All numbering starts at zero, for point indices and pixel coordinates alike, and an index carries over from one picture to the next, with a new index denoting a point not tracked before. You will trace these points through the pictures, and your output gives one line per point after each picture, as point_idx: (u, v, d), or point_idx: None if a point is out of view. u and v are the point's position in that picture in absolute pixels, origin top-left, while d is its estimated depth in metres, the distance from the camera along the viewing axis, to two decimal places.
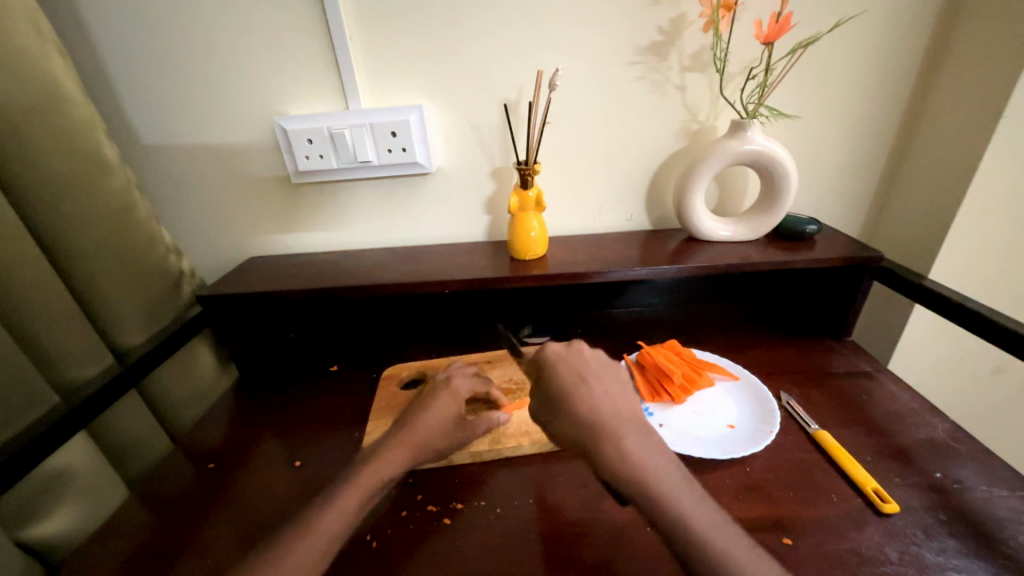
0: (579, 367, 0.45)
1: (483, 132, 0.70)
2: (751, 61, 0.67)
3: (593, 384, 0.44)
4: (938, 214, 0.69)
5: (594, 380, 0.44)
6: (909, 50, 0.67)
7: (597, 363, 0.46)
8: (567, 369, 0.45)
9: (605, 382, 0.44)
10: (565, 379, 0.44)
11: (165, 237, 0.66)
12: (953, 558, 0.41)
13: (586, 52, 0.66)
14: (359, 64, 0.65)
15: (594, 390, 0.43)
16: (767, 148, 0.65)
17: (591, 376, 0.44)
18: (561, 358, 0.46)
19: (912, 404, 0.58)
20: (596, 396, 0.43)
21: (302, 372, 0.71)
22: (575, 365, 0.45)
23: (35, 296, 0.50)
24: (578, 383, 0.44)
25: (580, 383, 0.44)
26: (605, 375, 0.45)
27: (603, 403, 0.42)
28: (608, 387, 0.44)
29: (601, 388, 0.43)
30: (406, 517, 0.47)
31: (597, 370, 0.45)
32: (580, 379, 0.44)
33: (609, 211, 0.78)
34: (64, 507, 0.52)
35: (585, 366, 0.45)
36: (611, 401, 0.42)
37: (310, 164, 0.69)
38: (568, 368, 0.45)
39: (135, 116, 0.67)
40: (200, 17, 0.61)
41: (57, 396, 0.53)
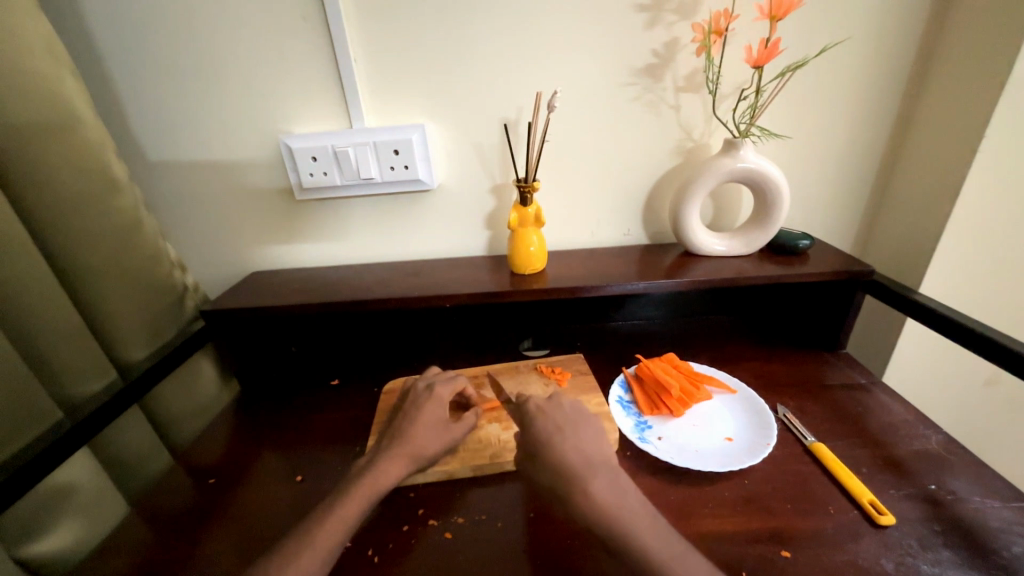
0: (556, 418, 0.47)
1: (483, 150, 0.72)
2: (743, 82, 0.70)
3: (568, 433, 0.45)
4: (926, 229, 0.71)
5: (569, 430, 0.46)
6: (894, 72, 0.69)
7: (574, 414, 0.48)
8: (543, 421, 0.47)
9: (580, 431, 0.46)
10: (541, 429, 0.46)
11: (170, 253, 0.67)
12: (948, 569, 0.41)
13: (583, 73, 0.68)
14: (364, 84, 0.67)
15: (568, 439, 0.45)
16: (759, 165, 0.66)
17: (567, 425, 0.46)
18: (540, 410, 0.48)
19: (906, 416, 0.59)
20: (569, 445, 0.44)
21: (303, 386, 0.72)
22: (552, 416, 0.47)
23: (41, 312, 0.51)
24: (555, 433, 0.45)
25: (557, 433, 0.45)
26: (581, 425, 0.47)
27: (575, 452, 0.43)
28: (582, 435, 0.45)
29: (575, 436, 0.45)
30: (407, 531, 0.47)
31: (574, 420, 0.47)
32: (556, 429, 0.46)
33: (606, 226, 0.80)
34: (64, 523, 0.51)
35: (562, 417, 0.47)
36: (582, 448, 0.44)
37: (314, 181, 0.70)
38: (545, 420, 0.47)
39: (143, 134, 0.68)
40: (209, 40, 0.63)
41: (60, 412, 0.54)
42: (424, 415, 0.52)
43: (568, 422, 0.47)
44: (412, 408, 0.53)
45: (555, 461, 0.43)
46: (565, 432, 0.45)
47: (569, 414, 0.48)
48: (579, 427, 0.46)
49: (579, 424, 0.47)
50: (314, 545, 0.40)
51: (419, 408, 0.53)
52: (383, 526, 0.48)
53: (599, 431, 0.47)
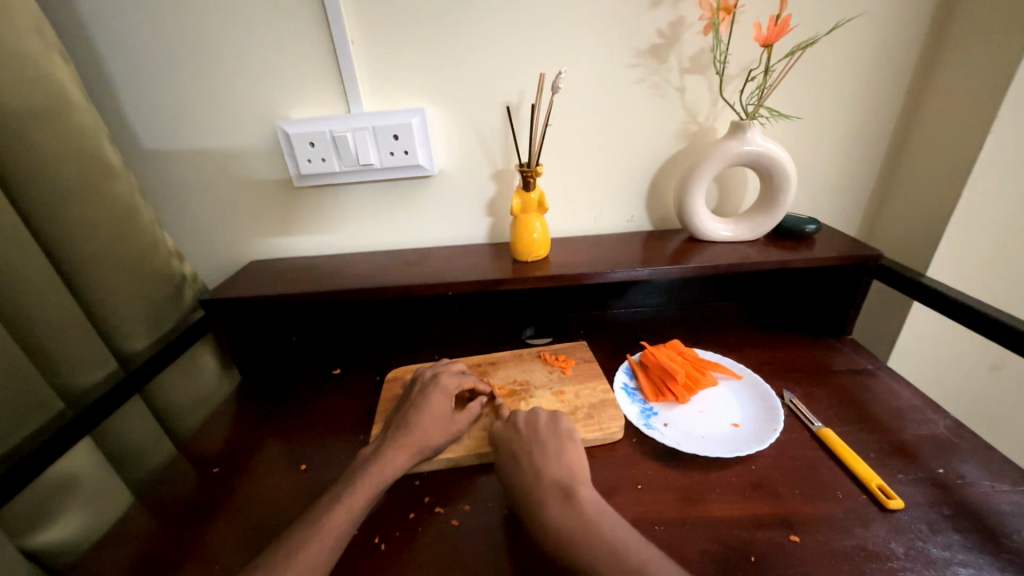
0: (512, 443, 0.49)
1: (485, 135, 0.71)
2: (750, 63, 0.68)
3: (523, 458, 0.47)
4: (937, 212, 0.70)
5: (524, 454, 0.48)
6: (905, 52, 0.68)
7: (530, 433, 0.49)
8: (502, 446, 0.50)
9: (535, 450, 0.48)
10: (502, 456, 0.49)
11: (168, 242, 0.66)
12: (959, 552, 0.41)
13: (587, 55, 0.66)
14: (362, 67, 0.65)
15: (523, 462, 0.47)
16: (765, 148, 0.65)
17: (521, 449, 0.48)
18: (499, 436, 0.51)
19: (913, 401, 0.59)
20: (523, 470, 0.46)
21: (306, 375, 0.71)
22: (509, 441, 0.50)
23: (39, 303, 0.50)
24: (514, 459, 0.48)
25: (513, 457, 0.48)
26: (535, 445, 0.48)
27: (551, 467, 0.46)
28: (541, 457, 0.47)
29: (530, 459, 0.47)
30: (413, 519, 0.47)
31: (529, 440, 0.49)
32: (512, 455, 0.48)
33: (610, 212, 0.79)
34: (69, 514, 0.51)
35: (519, 441, 0.49)
36: (539, 470, 0.46)
37: (313, 167, 0.69)
38: (502, 444, 0.50)
39: (136, 120, 0.67)
40: (202, 21, 0.61)
41: (62, 403, 0.53)
42: (431, 404, 0.52)
43: (523, 445, 0.49)
44: (418, 399, 0.53)
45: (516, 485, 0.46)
46: (520, 458, 0.47)
47: (524, 432, 0.50)
48: (533, 449, 0.48)
49: (536, 446, 0.48)
50: (321, 533, 0.40)
51: (426, 397, 0.53)
52: (389, 514, 0.47)
53: (564, 448, 0.48)
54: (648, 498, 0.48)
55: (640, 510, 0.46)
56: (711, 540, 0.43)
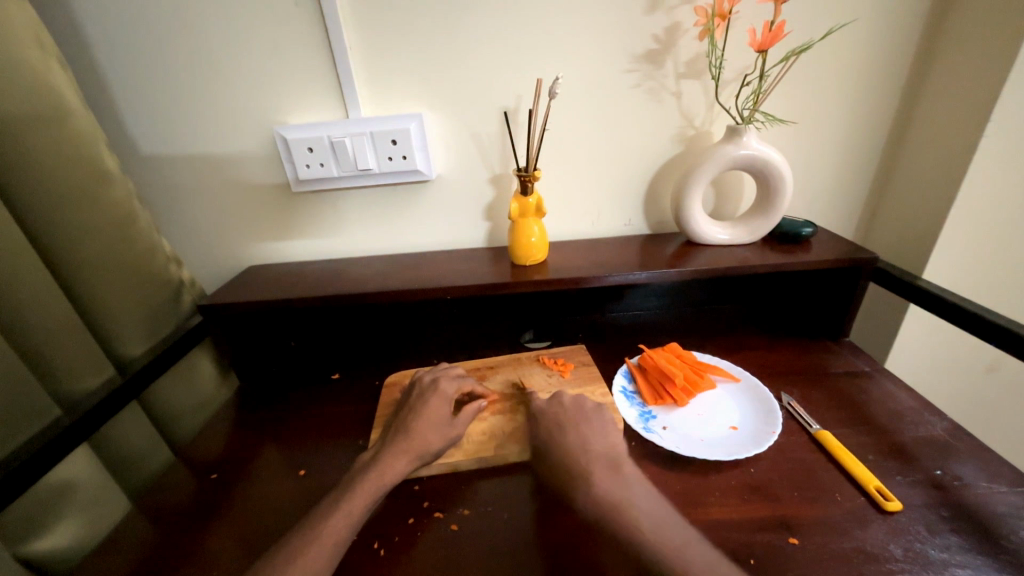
0: (557, 416, 0.52)
1: (483, 139, 0.71)
2: (745, 68, 0.69)
3: (569, 430, 0.50)
4: (931, 215, 0.70)
5: (569, 426, 0.50)
6: (898, 57, 0.68)
7: (575, 410, 0.52)
8: (546, 419, 0.52)
9: (580, 426, 0.50)
10: (546, 427, 0.51)
11: (166, 247, 0.66)
12: (956, 554, 0.41)
13: (584, 60, 0.67)
14: (360, 73, 0.65)
15: (569, 433, 0.49)
16: (761, 152, 0.66)
17: (567, 423, 0.51)
18: (543, 411, 0.53)
19: (910, 403, 0.59)
20: (570, 439, 0.48)
21: (304, 380, 0.71)
22: (555, 414, 0.52)
23: (36, 310, 0.49)
24: (557, 430, 0.50)
25: (558, 429, 0.50)
26: (580, 421, 0.51)
27: (584, 443, 0.48)
28: (585, 432, 0.49)
29: (576, 431, 0.49)
30: (412, 524, 0.47)
31: (574, 416, 0.51)
32: (557, 426, 0.51)
33: (608, 216, 0.79)
34: (65, 521, 0.51)
35: (564, 414, 0.52)
36: (583, 440, 0.48)
37: (311, 172, 0.69)
38: (547, 418, 0.52)
39: (135, 126, 0.67)
40: (201, 28, 0.61)
41: (59, 410, 0.52)
42: (430, 409, 0.52)
43: (568, 419, 0.51)
44: (417, 404, 0.53)
45: (558, 453, 0.48)
46: (565, 429, 0.50)
47: (570, 409, 0.52)
48: (579, 424, 0.50)
49: (579, 424, 0.50)
50: (321, 539, 0.40)
51: (424, 402, 0.53)
52: (388, 519, 0.47)
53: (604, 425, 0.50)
54: None
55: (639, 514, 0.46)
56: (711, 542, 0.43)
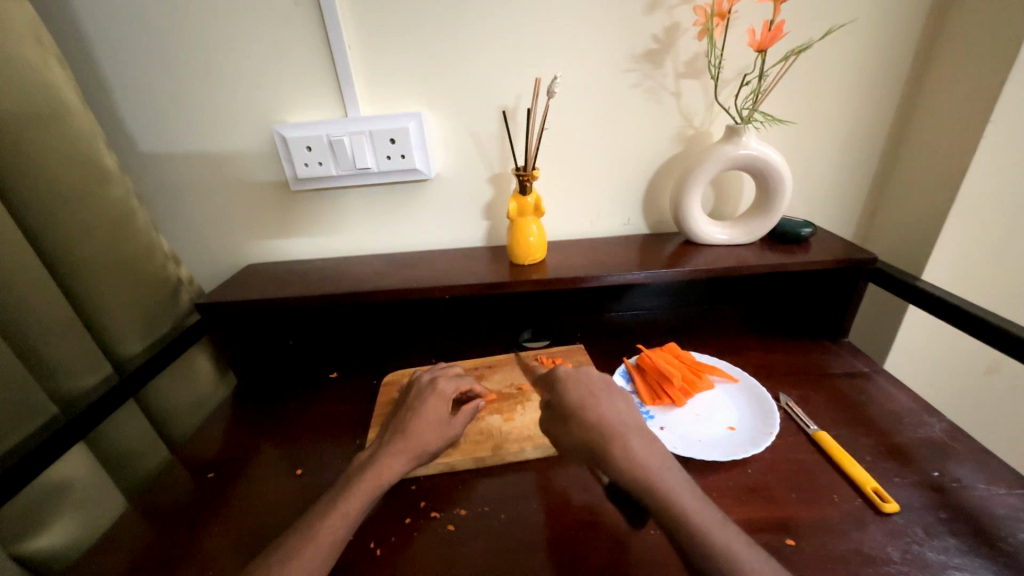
0: (587, 385, 0.48)
1: (481, 139, 0.71)
2: (745, 68, 0.69)
3: (601, 398, 0.46)
4: (930, 216, 0.70)
5: (601, 395, 0.47)
6: (898, 58, 0.68)
7: (604, 381, 0.49)
8: (574, 387, 0.48)
9: (612, 397, 0.47)
10: (574, 394, 0.48)
11: (164, 245, 0.66)
12: (954, 557, 0.41)
13: (583, 60, 0.66)
14: (359, 71, 0.65)
15: (602, 402, 0.46)
16: (761, 152, 0.66)
17: (598, 391, 0.47)
18: (569, 378, 0.50)
19: (909, 404, 0.59)
20: (604, 408, 0.45)
21: (302, 379, 0.71)
22: (583, 383, 0.49)
23: (33, 309, 0.49)
24: (587, 398, 0.47)
25: (587, 397, 0.47)
26: (610, 392, 0.47)
27: (612, 414, 0.45)
28: (617, 402, 0.46)
29: (609, 400, 0.46)
30: (409, 524, 0.47)
31: (604, 386, 0.48)
32: (588, 394, 0.47)
33: (607, 216, 0.79)
34: (62, 519, 0.51)
35: (594, 384, 0.48)
36: (616, 411, 0.45)
37: (310, 171, 0.69)
38: (575, 386, 0.49)
39: (133, 125, 0.67)
40: (199, 26, 0.61)
41: (56, 408, 0.53)
42: (428, 409, 0.52)
43: (598, 389, 0.48)
44: (416, 403, 0.53)
45: (589, 421, 0.45)
46: (598, 397, 0.47)
47: (598, 380, 0.49)
48: (610, 395, 0.47)
49: (610, 394, 0.47)
50: (317, 538, 0.40)
51: (422, 402, 0.53)
52: (385, 519, 0.47)
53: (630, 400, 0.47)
54: None
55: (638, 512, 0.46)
56: None
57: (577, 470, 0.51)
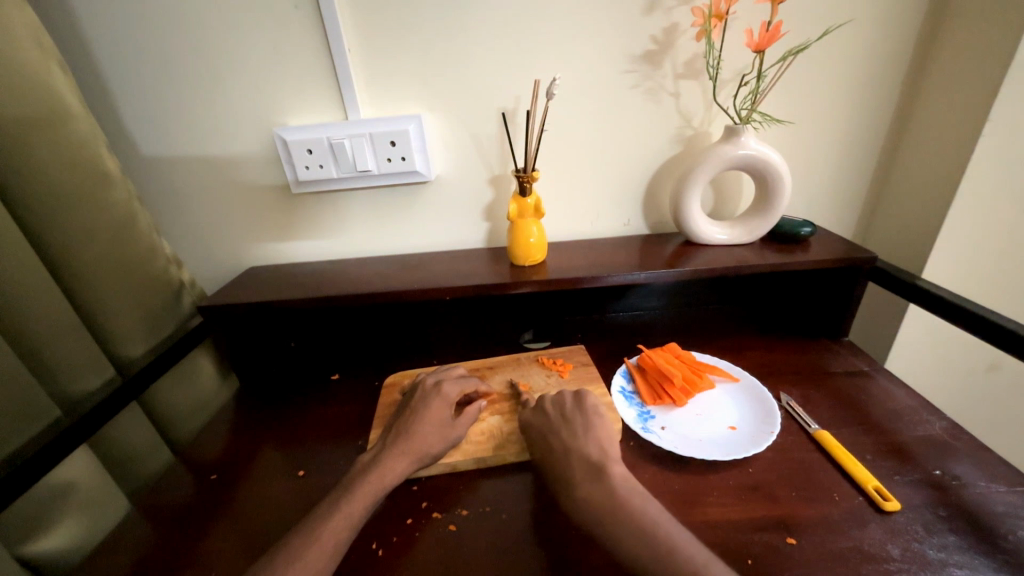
0: (549, 416, 0.51)
1: (482, 141, 0.71)
2: (743, 68, 0.69)
3: (558, 433, 0.49)
4: (930, 215, 0.70)
5: (559, 429, 0.49)
6: (896, 57, 0.68)
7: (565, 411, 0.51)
8: (539, 420, 0.52)
9: (571, 426, 0.49)
10: (539, 428, 0.51)
11: (166, 249, 0.67)
12: (954, 554, 0.41)
13: (582, 61, 0.67)
14: (359, 74, 0.66)
15: (560, 437, 0.48)
16: (760, 152, 0.66)
17: (559, 421, 0.50)
18: (534, 413, 0.53)
19: (909, 402, 0.59)
20: (564, 438, 0.48)
21: (304, 380, 0.72)
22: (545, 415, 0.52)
23: (39, 312, 0.50)
24: (550, 429, 0.50)
25: (550, 429, 0.50)
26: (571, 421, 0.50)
27: (570, 441, 0.47)
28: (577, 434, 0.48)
29: (566, 434, 0.48)
30: (411, 524, 0.47)
31: (563, 416, 0.51)
32: (550, 424, 0.50)
33: (607, 216, 0.79)
34: (66, 522, 0.51)
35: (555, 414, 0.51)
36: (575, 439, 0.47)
37: (310, 174, 0.69)
38: (539, 420, 0.52)
39: (135, 128, 0.67)
40: (200, 31, 0.62)
41: (59, 411, 0.53)
42: (430, 412, 0.52)
43: (561, 419, 0.50)
44: (419, 404, 0.53)
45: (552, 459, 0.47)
46: (556, 434, 0.49)
47: (558, 410, 0.52)
48: (567, 424, 0.50)
49: (566, 422, 0.50)
50: (319, 540, 0.40)
51: (426, 405, 0.53)
52: (387, 519, 0.47)
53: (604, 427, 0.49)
54: None
55: None
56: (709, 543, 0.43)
57: None
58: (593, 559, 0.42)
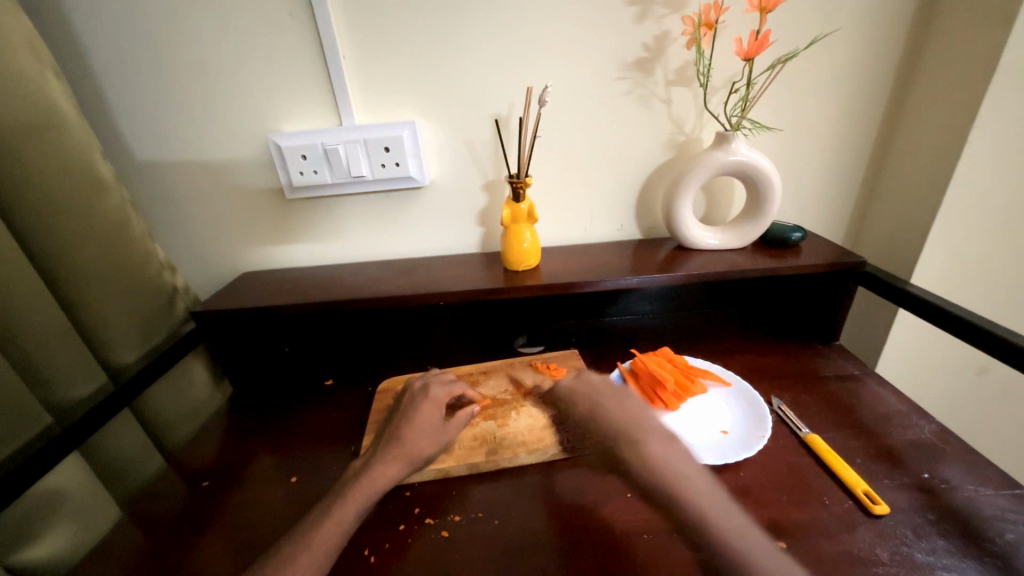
0: (588, 393, 0.54)
1: (475, 147, 0.72)
2: (733, 76, 0.70)
3: (609, 402, 0.52)
4: (918, 221, 0.71)
5: (609, 397, 0.53)
6: (883, 65, 0.70)
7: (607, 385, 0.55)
8: (580, 396, 0.54)
9: (614, 400, 0.52)
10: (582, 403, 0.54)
11: (160, 254, 0.67)
12: (943, 557, 0.41)
13: (574, 69, 0.67)
14: (353, 80, 0.66)
15: (609, 404, 0.52)
16: (750, 158, 0.66)
17: (602, 398, 0.53)
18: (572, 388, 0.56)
19: (899, 406, 0.59)
20: (613, 411, 0.51)
21: (298, 386, 0.71)
22: (588, 391, 0.55)
23: (31, 318, 0.50)
24: (594, 406, 0.53)
25: (595, 405, 0.53)
26: (614, 396, 0.53)
27: (621, 414, 0.50)
28: (623, 401, 0.52)
29: (614, 403, 0.52)
30: (404, 530, 0.47)
31: (605, 391, 0.54)
32: (594, 400, 0.53)
33: (601, 221, 0.80)
34: (56, 527, 0.51)
35: (594, 392, 0.54)
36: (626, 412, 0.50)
37: (305, 179, 0.69)
38: (580, 395, 0.55)
39: (129, 134, 0.67)
40: (195, 37, 0.62)
41: (50, 418, 0.53)
42: (421, 413, 0.53)
43: (603, 396, 0.53)
44: (409, 408, 0.54)
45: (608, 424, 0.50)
46: (602, 403, 0.53)
47: (595, 386, 0.55)
48: (606, 400, 0.53)
49: (608, 395, 0.53)
50: (310, 545, 0.40)
51: (416, 407, 0.54)
52: (380, 525, 0.47)
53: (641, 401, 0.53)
54: (638, 506, 0.48)
55: (615, 513, 0.47)
56: None
57: (569, 476, 0.52)
58: (579, 563, 0.43)
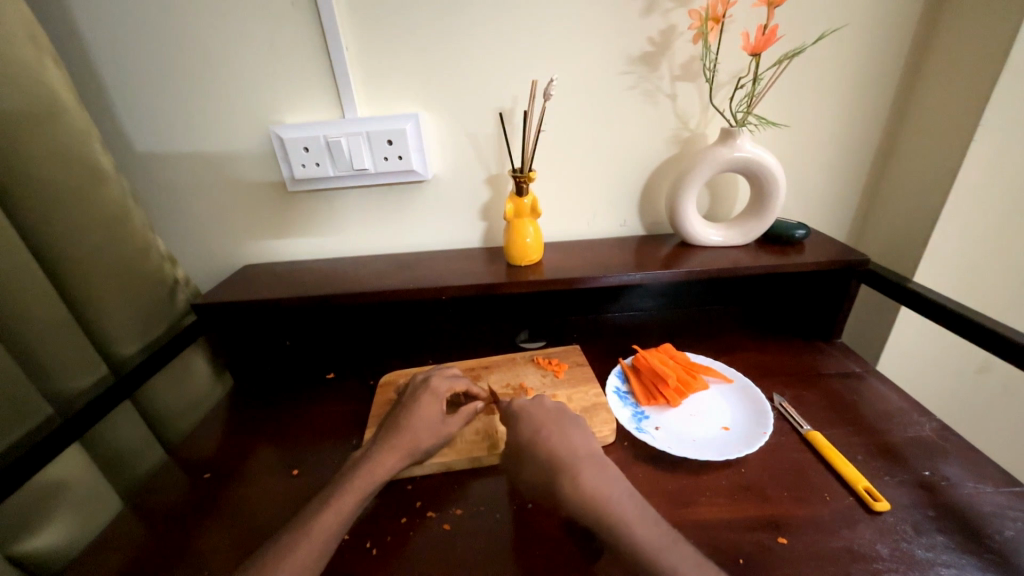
0: (539, 416, 0.50)
1: (479, 140, 0.71)
2: (739, 71, 0.69)
3: (554, 429, 0.48)
4: (922, 220, 0.71)
5: (552, 426, 0.48)
6: (890, 62, 0.69)
7: (560, 411, 0.50)
8: (528, 419, 0.50)
9: (565, 427, 0.48)
10: (527, 428, 0.49)
11: (160, 246, 0.66)
12: (942, 553, 0.42)
13: (579, 62, 0.67)
14: (356, 71, 0.65)
15: (554, 432, 0.47)
16: (754, 154, 0.66)
17: (551, 423, 0.49)
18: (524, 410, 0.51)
19: (900, 404, 0.60)
20: (557, 440, 0.46)
21: (300, 379, 0.71)
22: (537, 415, 0.50)
23: (32, 308, 0.50)
24: (541, 430, 0.48)
25: (540, 429, 0.48)
26: (565, 422, 0.49)
27: (563, 444, 0.46)
28: (569, 432, 0.47)
29: (561, 432, 0.47)
30: (405, 524, 0.47)
31: (558, 418, 0.49)
32: (542, 426, 0.48)
33: (604, 217, 0.79)
34: (56, 519, 0.50)
35: (546, 415, 0.50)
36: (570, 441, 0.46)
37: (307, 172, 0.69)
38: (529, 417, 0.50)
39: (129, 125, 0.67)
40: (196, 26, 0.61)
41: (51, 408, 0.52)
42: (422, 407, 0.53)
43: (553, 421, 0.49)
44: (409, 401, 0.54)
45: (544, 455, 0.46)
46: (550, 429, 0.48)
47: (551, 411, 0.50)
48: (555, 428, 0.48)
49: (558, 424, 0.49)
50: (311, 537, 0.40)
51: (417, 401, 0.53)
52: (381, 518, 0.47)
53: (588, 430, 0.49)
54: None
55: None
56: (702, 543, 0.44)
57: None
58: (579, 559, 0.43)
